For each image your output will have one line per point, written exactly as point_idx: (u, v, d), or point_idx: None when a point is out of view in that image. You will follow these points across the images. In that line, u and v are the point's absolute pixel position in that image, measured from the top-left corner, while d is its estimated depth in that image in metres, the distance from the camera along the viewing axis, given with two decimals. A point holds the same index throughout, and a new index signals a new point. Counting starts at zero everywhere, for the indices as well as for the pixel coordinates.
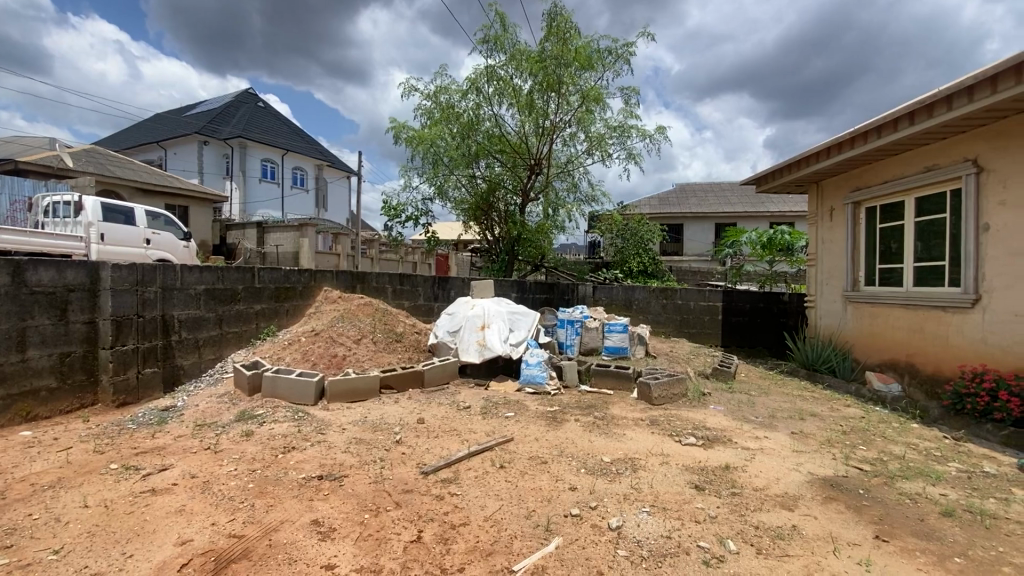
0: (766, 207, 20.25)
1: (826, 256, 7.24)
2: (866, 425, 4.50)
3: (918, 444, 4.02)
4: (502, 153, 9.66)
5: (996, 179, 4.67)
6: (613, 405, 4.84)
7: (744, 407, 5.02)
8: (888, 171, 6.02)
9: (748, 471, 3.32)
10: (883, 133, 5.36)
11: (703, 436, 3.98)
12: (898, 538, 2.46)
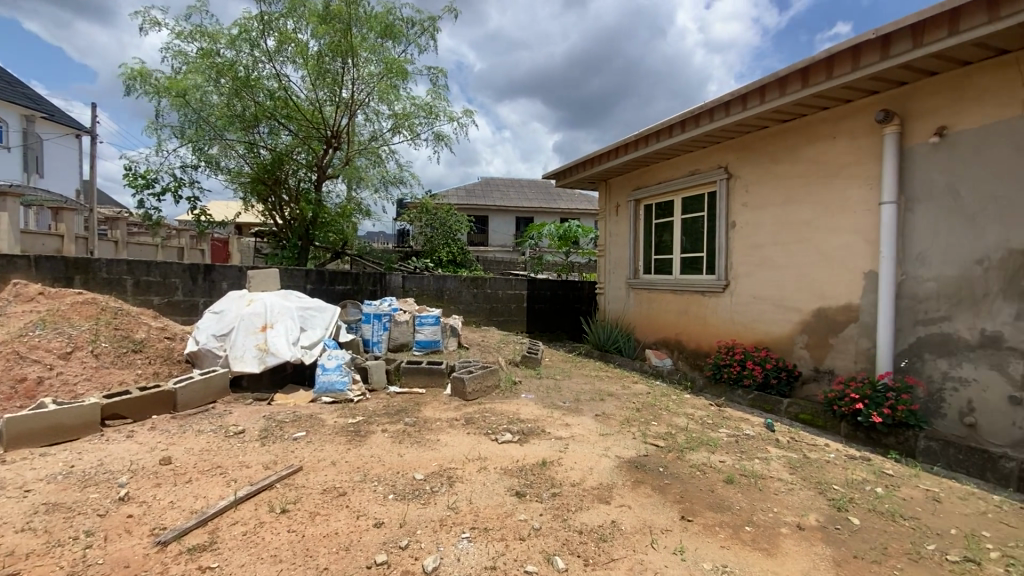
0: (558, 204, 22.31)
1: (613, 247, 8.00)
2: (653, 400, 4.97)
3: (694, 413, 4.57)
4: (290, 122, 8.28)
5: (740, 185, 5.62)
6: (425, 407, 4.39)
7: (552, 393, 5.09)
8: (663, 173, 6.84)
9: (564, 464, 3.23)
10: (661, 137, 6.00)
11: (518, 431, 3.82)
12: (700, 515, 2.61)
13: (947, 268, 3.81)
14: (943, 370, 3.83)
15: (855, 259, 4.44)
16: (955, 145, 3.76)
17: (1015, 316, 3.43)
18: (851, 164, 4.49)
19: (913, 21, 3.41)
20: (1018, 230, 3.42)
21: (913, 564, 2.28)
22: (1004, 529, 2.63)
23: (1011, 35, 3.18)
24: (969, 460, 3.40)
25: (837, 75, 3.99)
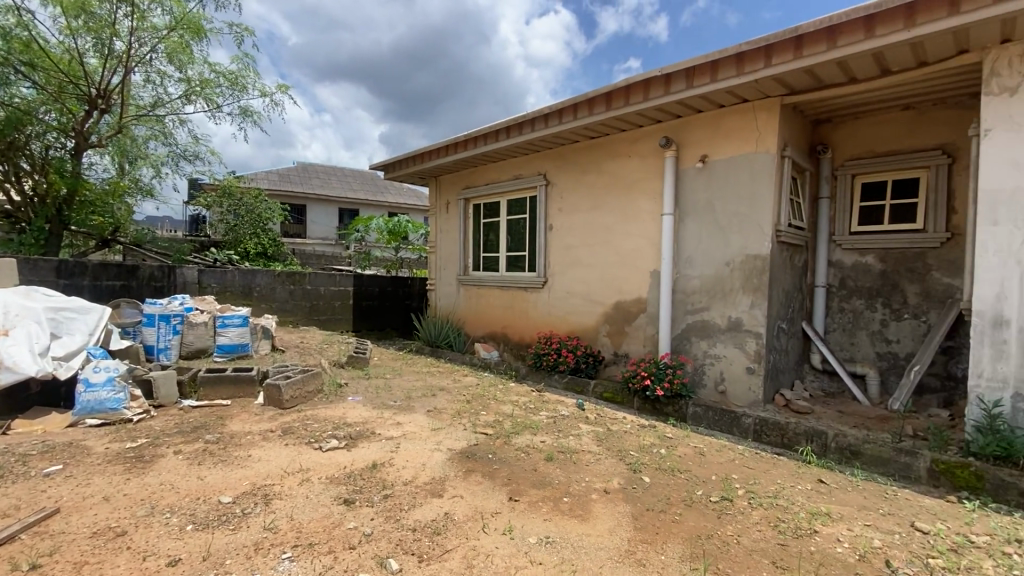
0: (385, 198, 21.65)
1: (442, 244, 8.08)
2: (481, 391, 5.19)
3: (518, 400, 4.90)
4: (32, 70, 6.47)
5: (556, 191, 6.19)
6: (231, 420, 3.85)
7: (381, 393, 4.93)
8: (489, 175, 7.15)
9: (395, 464, 3.17)
10: (488, 140, 6.26)
11: (346, 435, 3.61)
12: (525, 494, 2.82)
13: (707, 268, 4.78)
14: (704, 349, 4.80)
15: (644, 260, 5.28)
16: (712, 170, 4.73)
17: (748, 305, 4.48)
18: (641, 180, 5.31)
19: (686, 66, 4.19)
20: (750, 239, 4.47)
21: (688, 507, 2.82)
22: (743, 469, 3.42)
23: (748, 88, 4.14)
24: (720, 418, 4.32)
25: (633, 102, 4.68)
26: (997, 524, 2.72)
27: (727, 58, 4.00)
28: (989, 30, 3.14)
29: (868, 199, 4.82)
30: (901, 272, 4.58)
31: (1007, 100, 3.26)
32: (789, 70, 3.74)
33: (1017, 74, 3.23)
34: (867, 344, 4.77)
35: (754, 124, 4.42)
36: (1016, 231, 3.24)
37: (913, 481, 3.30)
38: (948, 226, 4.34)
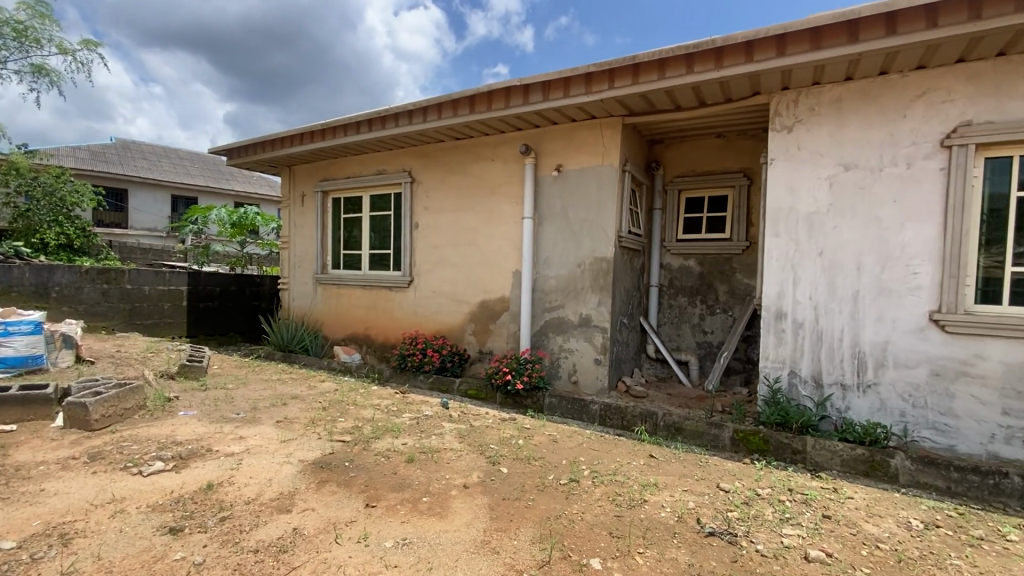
0: (231, 186, 19.35)
1: (297, 240, 7.49)
2: (340, 397, 4.94)
3: (379, 403, 4.76)
4: None
5: (421, 189, 6.13)
6: (13, 450, 3.14)
7: (220, 405, 4.42)
8: (350, 168, 6.82)
9: (237, 482, 2.88)
10: (348, 133, 5.97)
11: (174, 456, 3.18)
12: (383, 498, 2.77)
13: (562, 269, 5.15)
14: (559, 344, 5.16)
15: (506, 260, 5.50)
16: (566, 178, 5.10)
17: (597, 303, 4.93)
18: (503, 183, 5.51)
19: (543, 79, 4.46)
20: (598, 243, 4.92)
21: (540, 493, 3.03)
22: (590, 452, 3.76)
23: (596, 106, 4.55)
24: (572, 407, 4.67)
25: (494, 108, 4.84)
26: (776, 478, 3.39)
27: (578, 77, 4.35)
28: (774, 79, 3.88)
29: (690, 211, 5.63)
30: (714, 274, 5.43)
31: (784, 136, 4.06)
32: (629, 93, 4.20)
33: (791, 117, 4.04)
34: (689, 335, 5.56)
35: (602, 138, 4.88)
36: (790, 242, 4.06)
37: (720, 449, 3.93)
38: (747, 236, 5.25)
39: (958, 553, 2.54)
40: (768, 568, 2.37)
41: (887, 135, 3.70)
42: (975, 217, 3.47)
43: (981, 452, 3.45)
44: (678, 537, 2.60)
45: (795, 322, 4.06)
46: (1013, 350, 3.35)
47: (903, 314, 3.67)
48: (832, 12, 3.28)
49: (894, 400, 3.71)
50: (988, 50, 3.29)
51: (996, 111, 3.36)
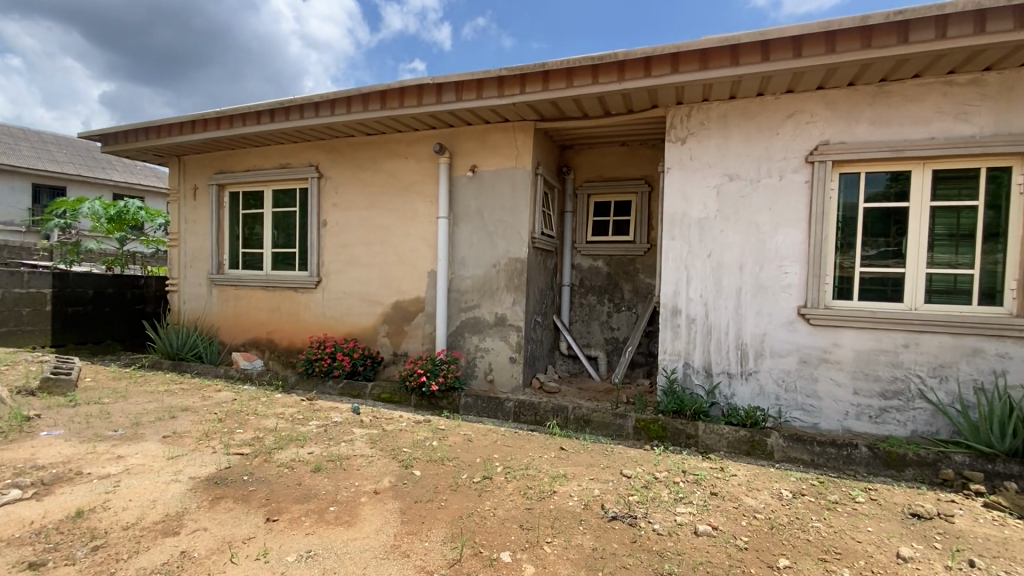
0: (108, 175, 17.20)
1: (188, 237, 6.84)
2: (239, 407, 4.60)
3: (284, 412, 4.51)
4: None
5: (330, 185, 5.88)
6: None
7: (94, 422, 3.94)
8: (250, 161, 6.36)
9: (113, 506, 2.60)
10: (248, 122, 5.56)
11: (34, 482, 2.79)
12: (286, 511, 2.65)
13: (476, 269, 5.19)
14: (475, 343, 5.19)
15: (420, 260, 5.43)
16: (480, 179, 5.15)
17: (511, 302, 5.03)
18: (417, 182, 5.44)
19: (455, 79, 4.47)
20: (512, 244, 5.02)
21: (453, 492, 3.05)
22: (503, 448, 3.84)
23: (508, 109, 4.64)
24: (487, 405, 4.70)
25: (407, 105, 4.76)
26: (673, 462, 3.67)
27: (490, 79, 4.41)
28: (670, 94, 4.20)
29: (599, 214, 5.92)
30: (620, 273, 5.77)
31: (679, 147, 4.41)
32: (539, 98, 4.32)
33: (685, 129, 4.39)
34: (598, 331, 5.86)
35: (515, 141, 4.98)
36: (685, 244, 4.42)
37: (625, 437, 4.19)
38: (649, 238, 5.63)
39: (818, 516, 2.92)
40: (663, 545, 2.57)
41: (763, 149, 4.14)
42: (833, 224, 4.01)
43: (838, 428, 3.98)
44: (584, 524, 2.74)
45: (689, 318, 4.42)
46: (861, 338, 3.91)
47: (777, 309, 4.14)
48: (717, 36, 3.62)
49: (771, 386, 4.17)
50: (841, 80, 3.81)
51: (847, 134, 3.91)
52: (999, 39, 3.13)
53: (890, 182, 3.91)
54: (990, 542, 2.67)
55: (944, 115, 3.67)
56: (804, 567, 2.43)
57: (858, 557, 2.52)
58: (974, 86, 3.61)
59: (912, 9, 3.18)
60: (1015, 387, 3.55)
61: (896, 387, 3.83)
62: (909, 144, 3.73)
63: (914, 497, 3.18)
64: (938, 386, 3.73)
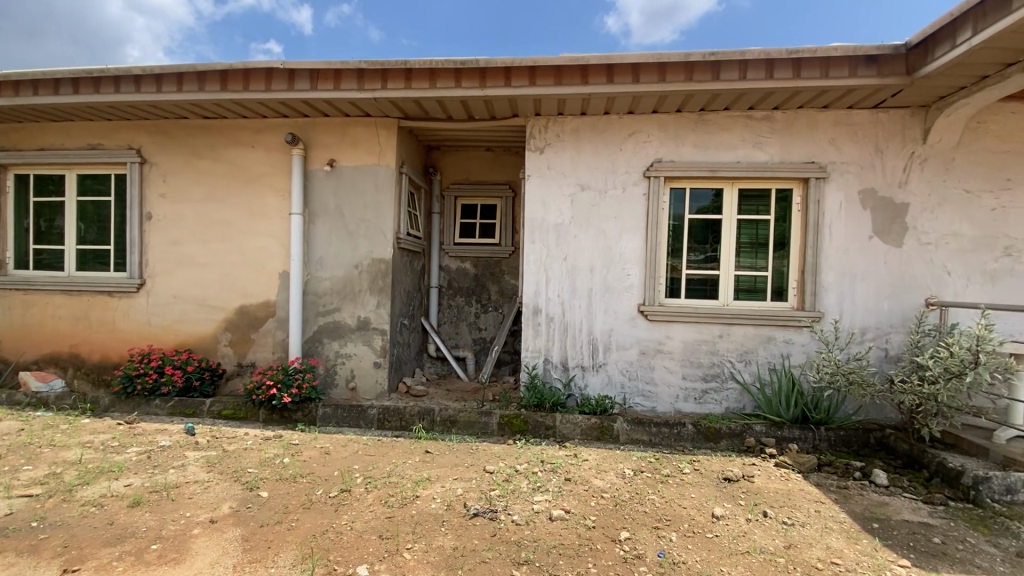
0: None
1: None
2: (27, 438, 3.77)
3: (93, 440, 3.80)
4: None
5: (156, 173, 5.09)
6: None
7: None
8: (44, 138, 5.23)
9: None
10: (40, 91, 4.57)
11: None
12: (92, 558, 2.32)
13: (335, 270, 4.90)
14: (335, 349, 4.90)
15: (270, 260, 4.97)
16: (339, 175, 4.88)
17: (374, 305, 4.85)
18: (266, 175, 4.97)
19: (309, 67, 4.17)
20: (374, 244, 4.84)
21: (305, 510, 2.86)
22: (364, 458, 3.68)
23: (369, 104, 4.47)
24: (348, 415, 4.46)
25: (252, 89, 4.32)
26: (533, 453, 3.87)
27: (349, 71, 4.20)
28: (528, 104, 4.41)
29: (466, 216, 6.00)
30: (487, 275, 5.91)
31: (538, 156, 4.66)
32: (402, 96, 4.24)
33: (543, 140, 4.65)
34: (466, 332, 5.92)
35: (376, 138, 4.82)
36: (543, 248, 4.68)
37: (490, 434, 4.30)
38: (513, 241, 5.86)
39: (653, 489, 3.31)
40: (520, 535, 2.70)
41: (610, 163, 4.57)
42: (665, 232, 4.57)
43: (671, 409, 4.56)
44: (445, 525, 2.76)
45: (548, 317, 4.70)
46: (688, 331, 4.51)
47: (623, 307, 4.59)
48: (570, 55, 3.89)
49: (618, 376, 4.62)
50: (671, 107, 4.35)
51: (676, 154, 4.49)
52: (783, 84, 3.85)
53: (709, 197, 4.58)
54: (777, 494, 3.28)
55: (746, 144, 4.41)
56: (641, 536, 2.73)
57: (683, 521, 2.91)
58: (767, 121, 4.39)
59: (722, 51, 3.76)
60: (796, 366, 4.39)
61: (713, 371, 4.50)
62: (721, 166, 4.41)
63: (726, 464, 3.77)
64: (744, 368, 4.46)
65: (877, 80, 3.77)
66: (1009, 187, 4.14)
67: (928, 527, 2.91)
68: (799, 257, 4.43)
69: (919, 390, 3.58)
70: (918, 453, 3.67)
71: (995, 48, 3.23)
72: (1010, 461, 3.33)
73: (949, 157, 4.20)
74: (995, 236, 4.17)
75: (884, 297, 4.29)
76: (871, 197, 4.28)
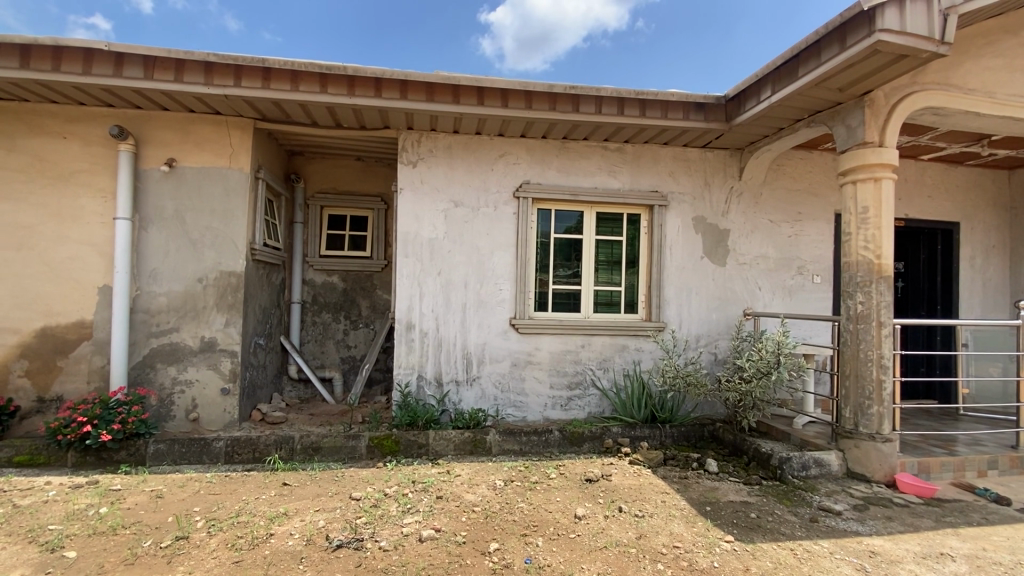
0: None
1: None
2: None
3: None
4: None
5: None
6: None
7: None
8: None
9: None
10: None
11: None
12: None
13: (173, 284, 4.31)
14: (172, 376, 4.28)
15: (88, 273, 4.20)
16: (180, 177, 4.33)
17: (223, 323, 4.35)
18: (83, 172, 4.22)
19: (143, 54, 3.67)
20: (223, 256, 4.36)
21: (128, 568, 2.47)
22: (207, 498, 3.26)
23: (219, 101, 4.05)
24: (187, 450, 3.91)
25: (66, 71, 3.66)
26: (403, 474, 3.76)
27: (194, 63, 3.77)
28: (399, 117, 4.36)
29: (333, 228, 5.70)
30: (356, 290, 5.65)
31: (411, 170, 4.62)
32: (258, 96, 3.91)
33: (415, 153, 4.63)
34: (333, 351, 5.59)
35: (227, 139, 4.37)
36: (416, 262, 4.63)
37: (357, 459, 4.08)
38: (385, 255, 5.70)
39: (522, 498, 3.42)
40: (387, 561, 2.60)
41: (481, 181, 4.71)
42: (532, 248, 4.81)
43: (540, 417, 4.77)
44: (304, 562, 2.56)
45: (422, 332, 4.64)
46: (554, 342, 4.78)
47: (494, 321, 4.72)
48: (441, 73, 3.95)
49: (490, 389, 4.71)
50: (538, 133, 4.63)
51: (542, 177, 4.78)
52: (632, 120, 4.33)
53: (572, 218, 4.94)
54: (630, 489, 3.61)
55: (603, 171, 4.86)
56: (509, 545, 2.81)
57: (548, 525, 3.05)
58: (619, 152, 4.89)
59: (581, 86, 4.12)
60: (645, 370, 4.89)
61: (577, 379, 4.82)
62: (581, 191, 4.79)
63: (588, 465, 4.05)
64: (603, 375, 4.84)
65: (704, 123, 4.42)
66: (799, 219, 5.12)
67: (747, 505, 3.42)
68: (647, 274, 4.98)
69: (740, 388, 4.22)
70: (739, 441, 4.30)
71: (787, 106, 4.00)
72: (804, 442, 4.07)
73: (758, 192, 5.07)
74: (791, 259, 5.11)
75: (713, 308, 4.99)
76: (702, 223, 4.97)
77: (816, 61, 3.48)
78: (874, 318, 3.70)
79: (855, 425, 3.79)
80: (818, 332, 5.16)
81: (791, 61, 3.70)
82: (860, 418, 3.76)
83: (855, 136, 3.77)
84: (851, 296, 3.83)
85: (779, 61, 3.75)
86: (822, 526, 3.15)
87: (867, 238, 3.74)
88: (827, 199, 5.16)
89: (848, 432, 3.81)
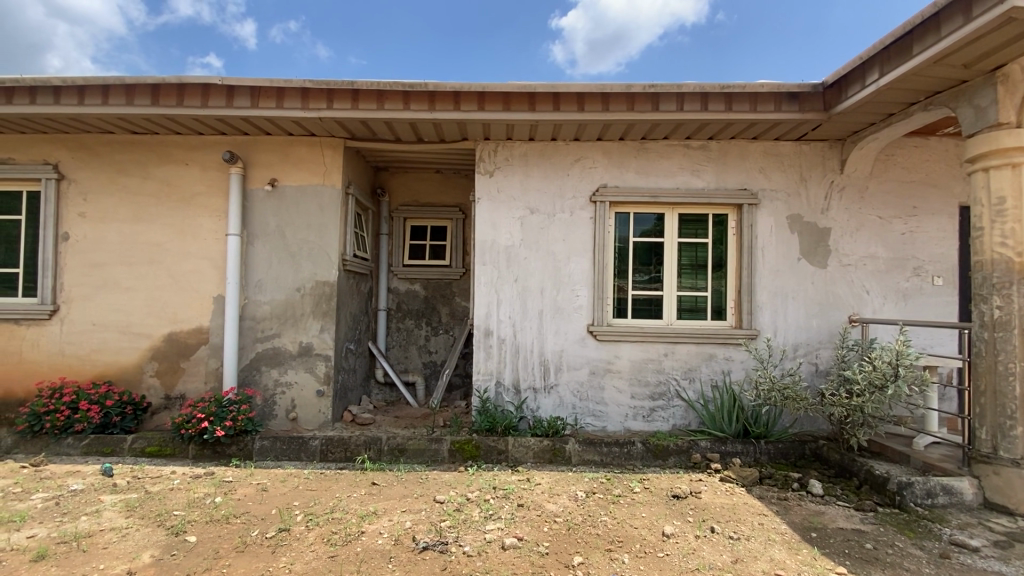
0: None
1: None
2: None
3: None
4: None
5: (76, 190, 4.71)
6: None
7: None
8: None
9: None
10: None
11: None
12: None
13: (275, 293, 4.68)
14: (274, 378, 4.64)
15: (204, 284, 4.68)
16: (281, 195, 4.70)
17: (318, 329, 4.65)
18: (201, 194, 4.71)
19: (250, 85, 4.04)
20: (319, 266, 4.68)
21: (238, 555, 2.68)
22: (305, 494, 3.47)
23: (313, 123, 4.36)
24: (288, 447, 4.21)
25: (187, 105, 4.12)
26: (484, 480, 3.79)
27: (292, 90, 4.09)
28: (477, 128, 4.45)
29: (415, 238, 5.92)
30: (437, 297, 5.83)
31: (488, 179, 4.69)
32: (348, 117, 4.17)
33: (492, 163, 4.70)
34: (416, 356, 5.79)
35: (320, 159, 4.70)
36: (494, 269, 4.68)
37: (440, 462, 4.18)
38: (463, 263, 5.83)
39: (605, 511, 3.31)
40: (472, 566, 2.62)
41: (557, 187, 4.68)
42: (610, 253, 4.69)
43: (621, 428, 4.62)
44: (393, 561, 2.64)
45: (499, 339, 4.67)
46: (635, 350, 4.62)
47: (573, 328, 4.65)
48: (517, 82, 3.98)
49: (569, 397, 4.64)
50: (615, 135, 4.52)
51: (620, 180, 4.66)
52: (717, 116, 4.10)
53: (651, 221, 4.76)
54: (724, 509, 3.37)
55: (685, 170, 4.65)
56: (594, 560, 2.72)
57: (635, 541, 2.92)
58: (703, 150, 4.66)
59: (661, 84, 3.97)
60: (735, 382, 4.58)
61: (660, 390, 4.61)
62: (662, 192, 4.61)
63: (675, 481, 3.85)
64: (689, 386, 4.60)
65: (799, 114, 4.09)
66: (915, 214, 4.57)
67: (861, 533, 3.06)
68: (736, 278, 4.67)
69: (848, 402, 3.81)
70: (848, 462, 3.89)
71: (898, 89, 3.59)
72: (928, 466, 3.58)
73: (863, 186, 4.60)
74: (906, 258, 4.57)
75: (813, 315, 4.58)
76: (798, 222, 4.59)
77: (935, 36, 3.08)
78: (1016, 325, 3.19)
79: (993, 449, 3.27)
80: (941, 341, 4.56)
81: (903, 39, 3.31)
82: (1001, 441, 3.24)
83: (985, 118, 3.30)
84: (986, 300, 3.33)
85: (888, 40, 3.37)
86: (954, 563, 2.74)
87: (1005, 233, 3.25)
88: (949, 190, 4.57)
89: (985, 456, 3.30)
